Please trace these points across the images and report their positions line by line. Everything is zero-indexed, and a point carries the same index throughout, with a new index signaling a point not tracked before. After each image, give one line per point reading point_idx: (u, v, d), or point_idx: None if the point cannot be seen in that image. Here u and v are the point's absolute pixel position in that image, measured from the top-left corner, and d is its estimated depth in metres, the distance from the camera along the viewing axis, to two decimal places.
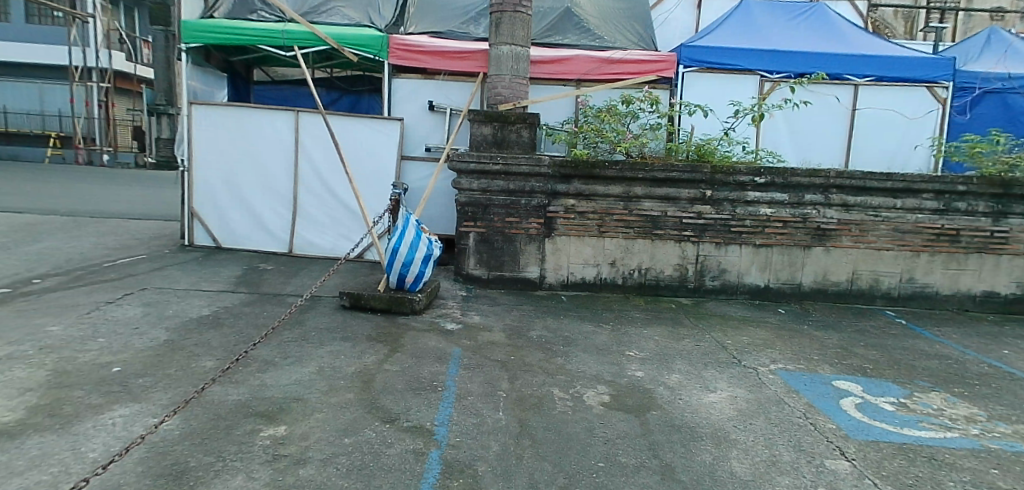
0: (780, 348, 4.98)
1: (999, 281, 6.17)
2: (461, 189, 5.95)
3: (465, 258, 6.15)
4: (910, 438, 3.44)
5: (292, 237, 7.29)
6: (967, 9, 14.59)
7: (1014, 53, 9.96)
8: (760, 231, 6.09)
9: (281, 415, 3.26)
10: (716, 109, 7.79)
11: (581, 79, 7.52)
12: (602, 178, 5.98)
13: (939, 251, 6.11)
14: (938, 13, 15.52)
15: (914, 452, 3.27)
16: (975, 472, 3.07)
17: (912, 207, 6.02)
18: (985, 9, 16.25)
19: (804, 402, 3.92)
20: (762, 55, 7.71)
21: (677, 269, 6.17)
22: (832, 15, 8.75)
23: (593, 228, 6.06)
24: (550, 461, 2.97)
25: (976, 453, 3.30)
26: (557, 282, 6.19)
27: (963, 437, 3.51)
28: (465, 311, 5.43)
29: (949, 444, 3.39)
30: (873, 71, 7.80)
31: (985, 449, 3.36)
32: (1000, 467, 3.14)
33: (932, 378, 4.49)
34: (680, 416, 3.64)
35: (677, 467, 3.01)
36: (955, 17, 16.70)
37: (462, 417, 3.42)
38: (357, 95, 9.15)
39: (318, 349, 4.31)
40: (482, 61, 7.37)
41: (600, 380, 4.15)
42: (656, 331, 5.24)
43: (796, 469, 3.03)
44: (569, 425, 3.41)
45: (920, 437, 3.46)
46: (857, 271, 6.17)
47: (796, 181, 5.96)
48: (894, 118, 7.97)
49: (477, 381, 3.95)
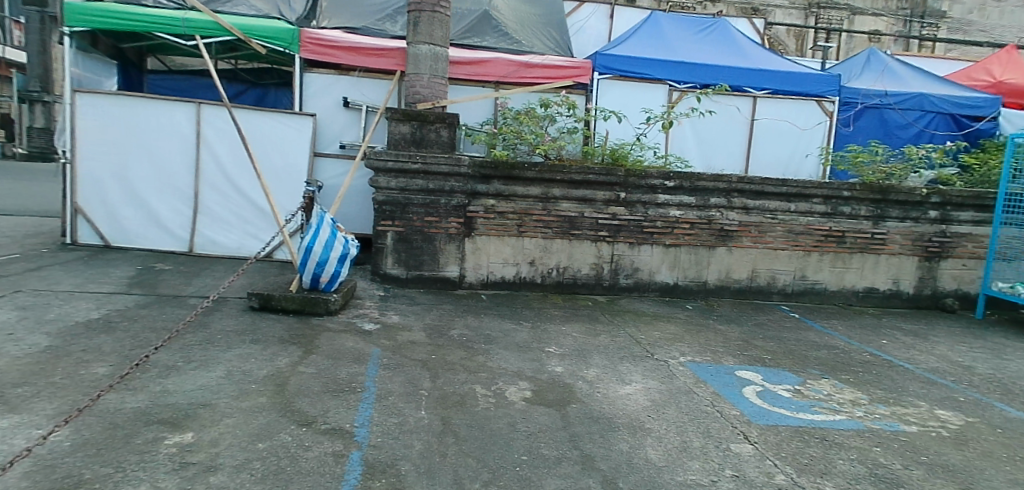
0: (688, 341, 5.31)
1: (879, 278, 6.78)
2: (377, 187, 5.90)
3: (383, 257, 6.08)
4: (806, 421, 3.79)
5: (193, 235, 6.94)
6: (850, 30, 16.00)
7: (890, 74, 10.50)
8: (670, 231, 6.40)
9: (187, 422, 3.15)
10: (629, 116, 8.14)
11: (500, 81, 7.61)
12: (521, 179, 6.10)
13: (828, 251, 6.65)
14: (826, 32, 17.03)
15: (809, 434, 3.61)
16: (861, 450, 3.43)
17: (803, 211, 6.55)
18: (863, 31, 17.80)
19: (710, 391, 4.22)
20: (671, 66, 8.13)
21: (593, 268, 6.38)
22: (733, 32, 9.28)
23: (512, 228, 6.17)
24: (474, 458, 3.04)
25: (860, 433, 3.68)
26: (477, 281, 6.25)
27: (849, 419, 3.90)
28: (383, 311, 5.38)
29: (837, 426, 3.76)
30: (770, 84, 8.41)
31: (868, 429, 3.75)
32: (881, 445, 3.53)
33: (822, 366, 4.94)
34: (598, 408, 3.82)
35: (596, 456, 3.16)
36: (840, 37, 18.24)
37: (383, 417, 3.43)
38: (263, 89, 8.86)
39: (224, 352, 4.17)
40: (398, 60, 7.30)
41: (521, 376, 4.27)
42: (574, 328, 5.42)
43: (704, 453, 3.27)
44: (492, 421, 3.49)
45: (813, 420, 3.82)
46: (755, 268, 6.62)
47: (701, 185, 6.34)
48: (788, 128, 8.61)
49: (398, 381, 3.98)
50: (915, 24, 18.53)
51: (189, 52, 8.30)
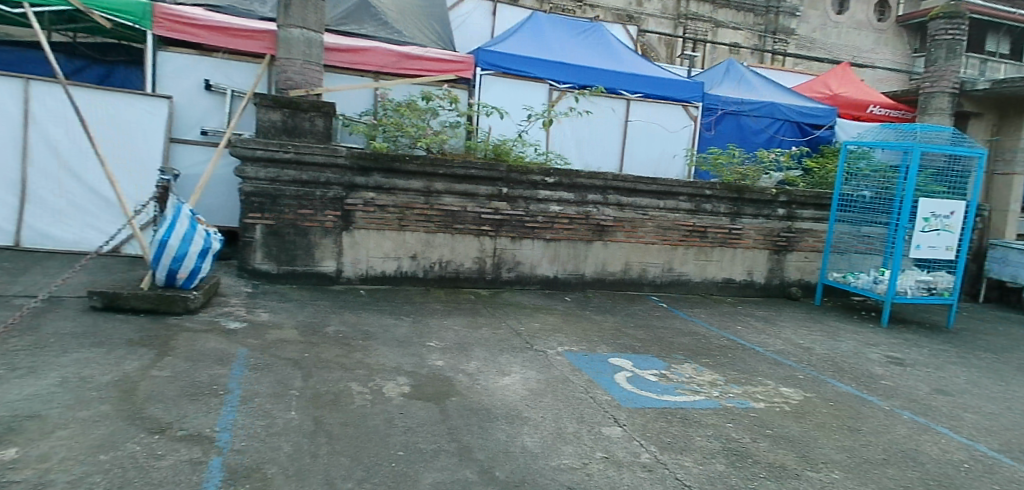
0: (566, 331, 5.54)
1: (736, 270, 7.48)
2: (244, 177, 5.56)
3: (251, 252, 5.73)
4: (670, 403, 4.11)
5: (18, 228, 6.08)
6: (712, 41, 17.39)
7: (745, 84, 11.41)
8: (550, 226, 6.63)
9: (10, 437, 2.79)
10: (511, 113, 8.32)
11: (380, 71, 7.49)
12: (402, 172, 6.06)
13: (692, 245, 7.22)
14: (692, 42, 18.37)
15: (673, 414, 3.92)
16: (717, 427, 3.78)
17: (671, 208, 7.09)
18: (725, 44, 19.42)
19: (586, 379, 4.43)
20: (551, 65, 8.41)
21: (476, 262, 6.45)
22: (610, 38, 9.70)
23: (393, 222, 6.08)
24: (348, 456, 2.97)
25: (717, 411, 4.05)
26: (355, 276, 6.09)
27: (708, 399, 4.28)
28: (250, 309, 5.09)
29: (698, 406, 4.12)
30: (643, 88, 8.92)
31: (723, 407, 4.14)
32: (734, 421, 3.91)
33: (685, 351, 5.36)
34: (477, 400, 3.88)
35: (474, 447, 3.21)
36: (705, 48, 19.76)
37: (249, 419, 3.25)
38: (109, 66, 7.94)
39: (58, 358, 3.74)
40: (268, 43, 7.00)
41: (400, 371, 4.23)
42: (455, 322, 5.46)
43: (578, 438, 3.44)
44: (368, 418, 3.43)
45: (676, 401, 4.15)
46: (628, 261, 7.03)
47: (579, 182, 6.69)
48: (658, 131, 9.23)
49: (266, 381, 3.79)
50: (769, 39, 20.27)
51: (13, 20, 7.27)
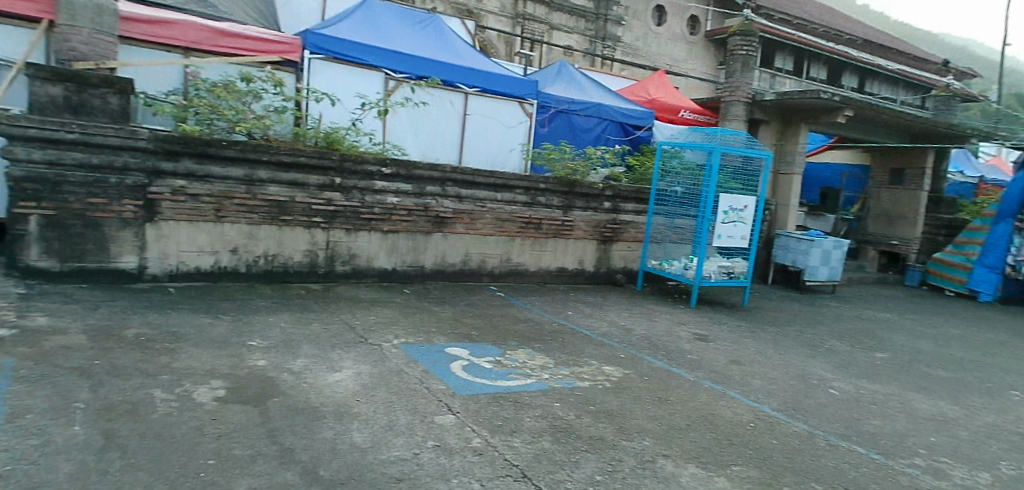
0: (403, 324, 5.55)
1: (568, 260, 8.01)
2: (14, 160, 4.85)
3: (24, 247, 4.95)
4: (503, 388, 4.31)
5: None
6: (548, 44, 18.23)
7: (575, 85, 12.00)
8: (387, 218, 6.57)
9: None
10: (344, 100, 8.10)
11: (190, 47, 7.06)
12: (218, 158, 5.71)
13: (528, 237, 7.59)
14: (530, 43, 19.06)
15: (505, 398, 4.13)
16: (545, 407, 4.05)
17: (508, 201, 7.38)
18: (560, 47, 20.42)
19: (421, 370, 4.48)
20: (385, 54, 8.24)
21: (306, 255, 6.19)
22: (447, 30, 9.59)
23: (208, 213, 5.63)
24: (147, 469, 2.69)
25: (546, 393, 4.34)
26: (162, 273, 5.54)
27: (537, 382, 4.56)
28: (24, 313, 4.40)
29: (528, 389, 4.37)
30: (478, 83, 9.08)
31: (552, 389, 4.44)
32: (561, 401, 4.22)
33: (520, 338, 5.64)
34: (303, 399, 3.74)
35: (297, 448, 3.08)
36: (541, 50, 20.51)
37: (16, 440, 2.81)
38: None
39: None
40: (44, 6, 6.03)
41: (215, 374, 3.93)
42: (282, 318, 5.22)
43: (409, 428, 3.47)
44: (173, 428, 3.14)
45: (509, 386, 4.37)
46: (467, 253, 7.21)
47: (417, 173, 6.73)
48: (495, 125, 9.53)
49: (41, 396, 3.30)
50: (598, 44, 21.52)
51: None
